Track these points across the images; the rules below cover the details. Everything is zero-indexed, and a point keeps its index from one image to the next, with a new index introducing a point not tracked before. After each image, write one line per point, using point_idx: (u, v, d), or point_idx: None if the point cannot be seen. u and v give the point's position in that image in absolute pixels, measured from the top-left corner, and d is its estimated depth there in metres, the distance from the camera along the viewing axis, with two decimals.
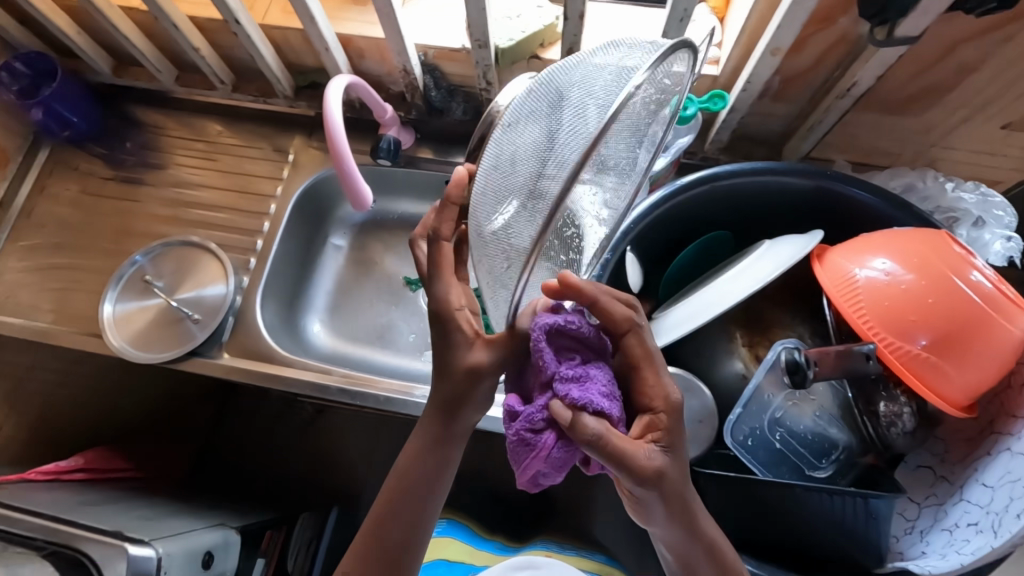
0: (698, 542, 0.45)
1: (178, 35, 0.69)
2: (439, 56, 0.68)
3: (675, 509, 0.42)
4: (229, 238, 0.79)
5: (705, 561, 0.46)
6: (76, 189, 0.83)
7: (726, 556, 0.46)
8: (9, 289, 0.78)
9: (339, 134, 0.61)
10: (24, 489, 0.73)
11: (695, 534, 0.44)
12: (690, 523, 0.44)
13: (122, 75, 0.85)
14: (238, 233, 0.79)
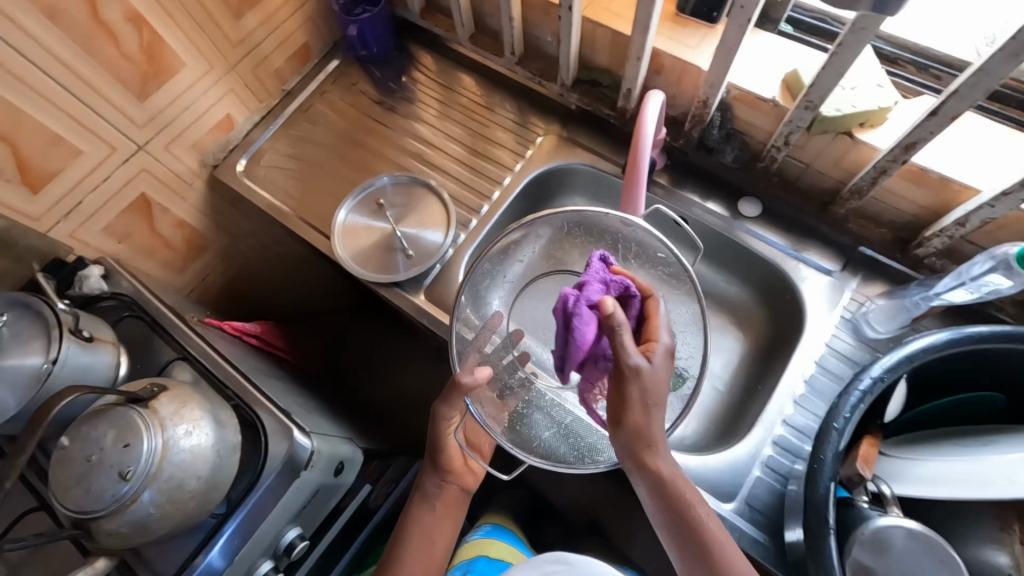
0: (681, 515, 0.53)
1: (505, 3, 0.73)
2: (743, 99, 0.65)
3: (632, 447, 0.53)
4: (458, 193, 0.84)
5: (688, 534, 0.53)
6: (348, 100, 0.93)
7: (710, 539, 0.52)
8: (269, 167, 0.89)
9: (645, 161, 0.59)
10: (221, 335, 0.84)
11: (676, 502, 0.53)
12: (659, 480, 0.53)
13: (426, 19, 0.91)
14: (468, 192, 0.84)
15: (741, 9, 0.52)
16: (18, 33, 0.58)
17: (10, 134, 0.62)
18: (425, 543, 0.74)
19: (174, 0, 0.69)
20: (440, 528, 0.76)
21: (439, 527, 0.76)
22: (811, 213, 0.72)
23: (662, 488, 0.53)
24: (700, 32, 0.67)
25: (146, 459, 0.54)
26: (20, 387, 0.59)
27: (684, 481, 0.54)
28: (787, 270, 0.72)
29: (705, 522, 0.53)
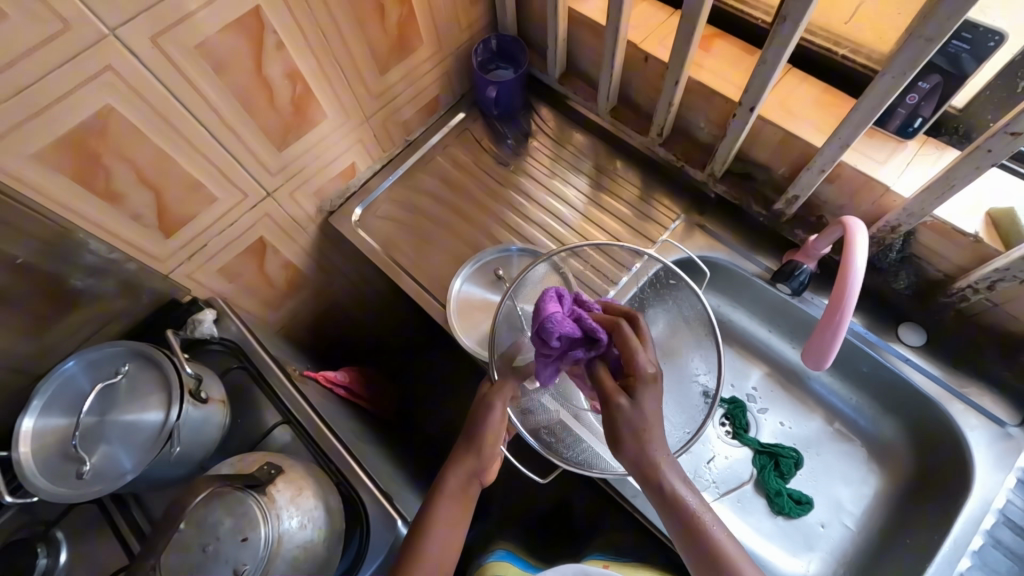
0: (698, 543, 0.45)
1: (670, 88, 0.69)
2: (937, 232, 0.59)
3: (629, 480, 0.48)
4: (581, 272, 0.79)
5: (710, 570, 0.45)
6: (468, 156, 0.90)
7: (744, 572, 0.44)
8: (383, 218, 0.86)
9: (853, 295, 0.53)
10: (315, 389, 0.80)
11: (691, 533, 0.46)
12: (678, 515, 0.46)
13: (562, 82, 0.87)
14: (591, 272, 0.79)
15: (987, 152, 0.46)
16: (187, 88, 0.56)
17: (158, 182, 0.60)
18: (445, 534, 0.54)
19: (331, 56, 0.67)
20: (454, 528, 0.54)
21: (446, 529, 0.54)
22: (986, 354, 0.65)
23: (682, 525, 0.46)
24: (887, 146, 0.62)
25: (261, 554, 0.51)
26: (134, 449, 0.55)
27: (678, 481, 0.46)
28: (950, 411, 0.65)
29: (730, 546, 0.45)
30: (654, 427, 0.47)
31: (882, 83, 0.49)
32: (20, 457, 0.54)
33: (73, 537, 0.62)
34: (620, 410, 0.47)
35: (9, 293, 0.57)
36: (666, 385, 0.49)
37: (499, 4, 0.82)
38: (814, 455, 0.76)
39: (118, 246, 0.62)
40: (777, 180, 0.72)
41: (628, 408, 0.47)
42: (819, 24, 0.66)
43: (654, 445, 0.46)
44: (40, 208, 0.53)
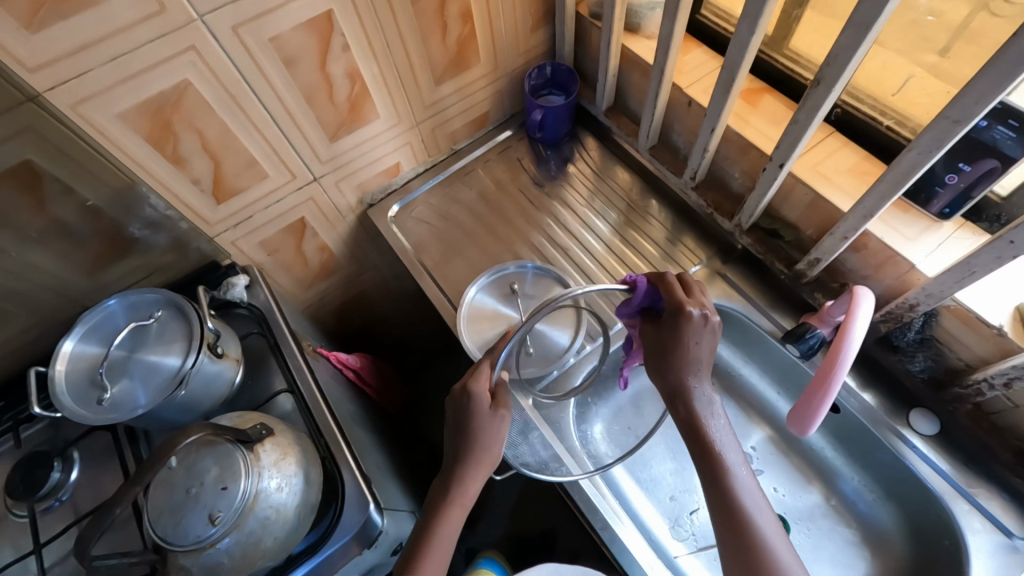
0: (703, 452, 0.53)
1: (706, 134, 0.70)
2: (958, 320, 0.58)
3: (680, 398, 0.55)
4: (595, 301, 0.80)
5: (707, 476, 0.52)
6: (508, 172, 0.94)
7: (729, 488, 0.51)
8: (417, 219, 0.91)
9: (847, 362, 0.56)
10: (326, 367, 0.85)
11: (693, 431, 0.54)
12: (700, 432, 0.53)
13: (609, 115, 0.90)
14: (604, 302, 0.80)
15: (1009, 243, 0.46)
16: (258, 76, 0.63)
17: (219, 154, 0.67)
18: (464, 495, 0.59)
19: (391, 64, 0.73)
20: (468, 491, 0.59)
21: (439, 545, 0.57)
22: (1000, 458, 0.63)
23: (690, 426, 0.54)
24: (919, 224, 0.61)
25: (236, 506, 0.54)
26: (151, 387, 0.60)
27: (703, 394, 0.54)
28: (953, 509, 0.62)
29: (727, 457, 0.52)
30: (694, 340, 0.54)
31: (908, 158, 0.49)
32: (55, 374, 0.60)
33: (87, 460, 0.67)
34: (683, 319, 0.54)
35: (75, 233, 0.64)
36: (702, 322, 0.54)
37: (558, 34, 0.86)
38: (804, 527, 0.74)
39: (175, 205, 0.69)
40: (804, 240, 0.72)
41: (699, 317, 0.54)
42: (866, 92, 0.66)
43: (683, 350, 0.54)
44: (115, 161, 0.60)
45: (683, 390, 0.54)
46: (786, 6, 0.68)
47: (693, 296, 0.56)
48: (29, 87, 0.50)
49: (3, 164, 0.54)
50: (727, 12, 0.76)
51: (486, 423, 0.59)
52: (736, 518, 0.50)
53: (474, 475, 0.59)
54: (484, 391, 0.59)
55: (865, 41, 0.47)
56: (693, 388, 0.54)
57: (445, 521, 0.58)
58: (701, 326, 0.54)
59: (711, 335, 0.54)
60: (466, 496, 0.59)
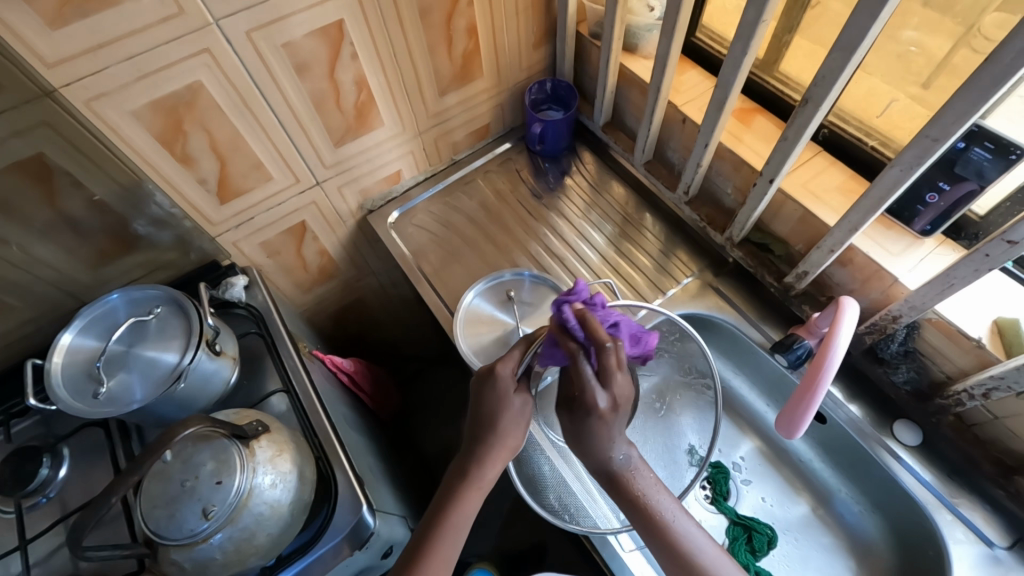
0: (636, 507, 0.52)
1: (700, 150, 0.72)
2: (940, 331, 0.60)
3: (601, 468, 0.52)
4: None
5: (643, 527, 0.52)
6: (506, 183, 0.96)
7: (668, 535, 0.50)
8: (416, 226, 0.92)
9: (831, 370, 0.58)
10: (321, 370, 0.85)
11: (620, 491, 0.52)
12: (629, 490, 0.51)
13: (606, 131, 0.93)
14: None
15: (986, 256, 0.48)
16: (268, 80, 0.65)
17: (226, 155, 0.68)
18: (456, 522, 0.56)
19: (397, 74, 0.75)
20: (462, 517, 0.57)
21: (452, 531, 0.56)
22: (982, 469, 0.64)
23: (613, 483, 0.52)
24: (902, 240, 0.63)
25: (230, 501, 0.54)
26: (148, 382, 0.61)
27: (625, 456, 0.52)
28: (937, 519, 0.64)
29: (658, 507, 0.51)
30: (609, 433, 0.50)
31: (891, 175, 0.52)
32: (52, 366, 0.60)
33: (78, 455, 0.67)
34: (594, 420, 0.50)
35: (79, 227, 0.64)
36: (612, 413, 0.50)
37: (559, 52, 0.89)
38: (793, 537, 0.75)
39: (180, 203, 0.70)
40: (793, 255, 0.74)
41: (608, 416, 0.50)
42: (852, 114, 0.69)
43: (601, 440, 0.50)
44: (124, 157, 0.61)
45: (603, 463, 0.51)
46: (777, 31, 0.72)
47: (610, 370, 0.49)
48: (47, 82, 0.52)
49: (14, 156, 0.55)
50: (721, 35, 0.79)
51: (507, 415, 0.58)
52: (686, 559, 0.50)
53: (471, 503, 0.57)
54: (508, 374, 0.59)
55: (850, 64, 0.50)
56: (613, 458, 0.51)
57: (460, 505, 0.56)
58: (610, 420, 0.50)
59: (620, 424, 0.51)
60: (458, 526, 0.56)
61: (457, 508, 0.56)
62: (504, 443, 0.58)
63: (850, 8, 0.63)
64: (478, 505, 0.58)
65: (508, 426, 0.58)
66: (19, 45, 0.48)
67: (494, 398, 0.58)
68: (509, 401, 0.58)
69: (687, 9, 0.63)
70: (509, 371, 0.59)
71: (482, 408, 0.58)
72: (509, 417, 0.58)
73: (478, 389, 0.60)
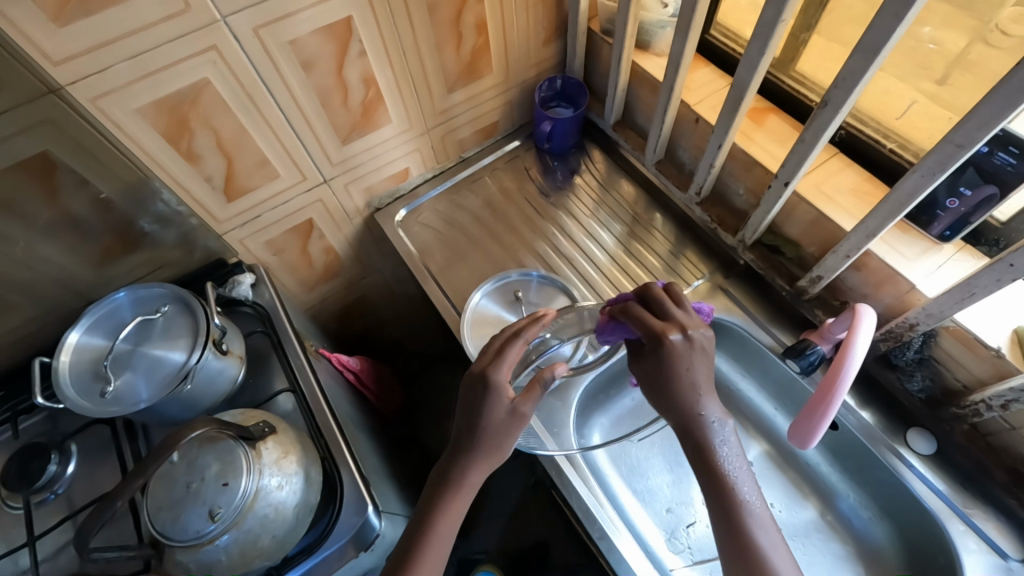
0: (714, 480, 0.51)
1: (713, 151, 0.71)
2: (958, 340, 0.59)
3: (687, 427, 0.52)
4: None
5: (718, 507, 0.51)
6: (514, 181, 0.95)
7: (736, 514, 0.49)
8: (423, 224, 0.91)
9: (847, 380, 0.58)
10: (327, 368, 0.85)
11: (704, 458, 0.52)
12: (710, 456, 0.51)
13: (616, 129, 0.92)
14: None
15: (1010, 266, 0.47)
16: (274, 76, 0.64)
17: (232, 152, 0.68)
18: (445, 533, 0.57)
19: (405, 70, 0.74)
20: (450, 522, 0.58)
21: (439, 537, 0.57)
22: (995, 477, 0.63)
23: (695, 449, 0.52)
24: (920, 245, 0.62)
25: (236, 503, 0.54)
26: (154, 382, 0.60)
27: (712, 421, 0.52)
28: (949, 529, 0.63)
29: (739, 487, 0.51)
30: (689, 374, 0.52)
31: (911, 180, 0.51)
32: (58, 365, 0.60)
33: (85, 452, 0.67)
34: (670, 351, 0.52)
35: (85, 225, 0.64)
36: (688, 344, 0.52)
37: (569, 48, 0.87)
38: (801, 543, 0.74)
39: (186, 201, 0.69)
40: (806, 258, 0.73)
41: (682, 347, 0.52)
42: (870, 115, 0.68)
43: (686, 388, 0.52)
44: (130, 155, 0.61)
45: (693, 421, 0.52)
46: (794, 29, 0.70)
47: (670, 318, 0.54)
48: (52, 80, 0.51)
49: (19, 154, 0.54)
50: (735, 32, 0.77)
51: (495, 423, 0.57)
52: (747, 546, 0.48)
53: (455, 508, 0.58)
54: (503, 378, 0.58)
55: (872, 66, 0.49)
56: (701, 416, 0.52)
57: (445, 512, 0.57)
58: (689, 351, 0.52)
59: (706, 368, 0.52)
60: (446, 531, 0.58)
61: (444, 512, 0.57)
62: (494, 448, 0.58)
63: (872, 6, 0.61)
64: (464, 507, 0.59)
65: (496, 432, 0.57)
66: (24, 43, 0.48)
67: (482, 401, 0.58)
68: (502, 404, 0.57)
69: (703, 7, 0.61)
70: (504, 373, 0.58)
71: (475, 410, 0.58)
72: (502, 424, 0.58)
73: (472, 393, 0.59)
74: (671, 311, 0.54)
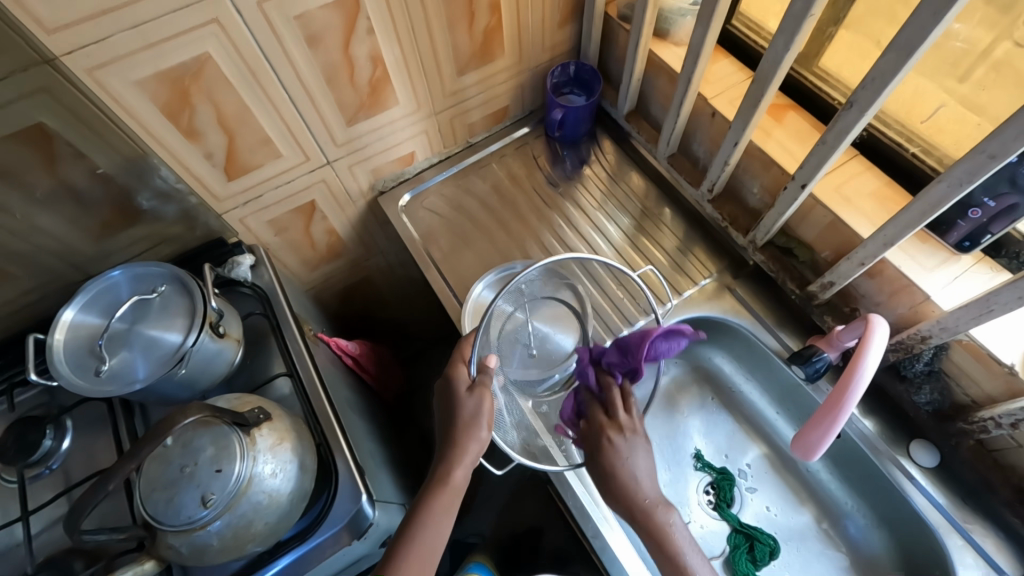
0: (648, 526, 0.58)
1: (729, 147, 0.69)
2: (971, 354, 0.58)
3: (631, 509, 0.58)
4: (601, 303, 0.80)
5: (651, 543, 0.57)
6: (521, 169, 0.93)
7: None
8: (428, 210, 0.90)
9: (854, 395, 0.58)
10: (326, 353, 0.84)
11: (652, 533, 0.57)
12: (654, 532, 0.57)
13: (629, 119, 0.89)
14: (609, 307, 0.79)
15: None
16: (278, 51, 0.61)
17: (234, 130, 0.66)
18: (430, 538, 0.57)
19: (414, 50, 0.72)
20: (437, 522, 0.58)
21: (431, 525, 0.57)
22: (998, 493, 0.63)
23: (642, 525, 0.58)
24: (938, 255, 0.60)
25: (229, 489, 0.54)
26: (149, 362, 0.59)
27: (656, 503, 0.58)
28: (947, 543, 0.62)
29: (683, 546, 0.57)
30: (626, 468, 0.59)
31: (938, 190, 0.49)
32: (53, 342, 0.59)
33: (81, 428, 0.67)
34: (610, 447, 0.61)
35: (81, 198, 0.62)
36: (632, 440, 0.61)
37: (585, 33, 0.84)
38: (796, 547, 0.74)
39: (186, 178, 0.68)
40: (818, 262, 0.71)
41: (620, 444, 0.61)
42: (895, 116, 0.65)
43: (624, 478, 0.59)
44: (128, 129, 0.59)
45: (635, 505, 0.58)
46: (822, 22, 0.67)
47: (614, 414, 0.63)
48: (46, 48, 0.49)
49: (13, 124, 0.53)
50: (759, 23, 0.74)
51: (465, 416, 0.60)
52: None
53: (443, 502, 0.58)
54: (465, 377, 0.62)
55: (904, 67, 0.46)
56: (642, 497, 0.58)
57: (433, 503, 0.58)
58: (633, 444, 0.61)
59: (645, 458, 0.60)
60: (440, 519, 0.58)
61: (432, 507, 0.58)
62: (474, 450, 0.59)
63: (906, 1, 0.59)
64: (454, 507, 0.59)
65: (467, 423, 0.59)
66: (17, 9, 0.46)
67: (451, 401, 0.62)
68: (474, 405, 0.60)
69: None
70: (465, 376, 0.63)
71: (447, 410, 0.62)
72: (477, 425, 0.59)
73: (444, 400, 0.63)
74: (618, 411, 0.63)
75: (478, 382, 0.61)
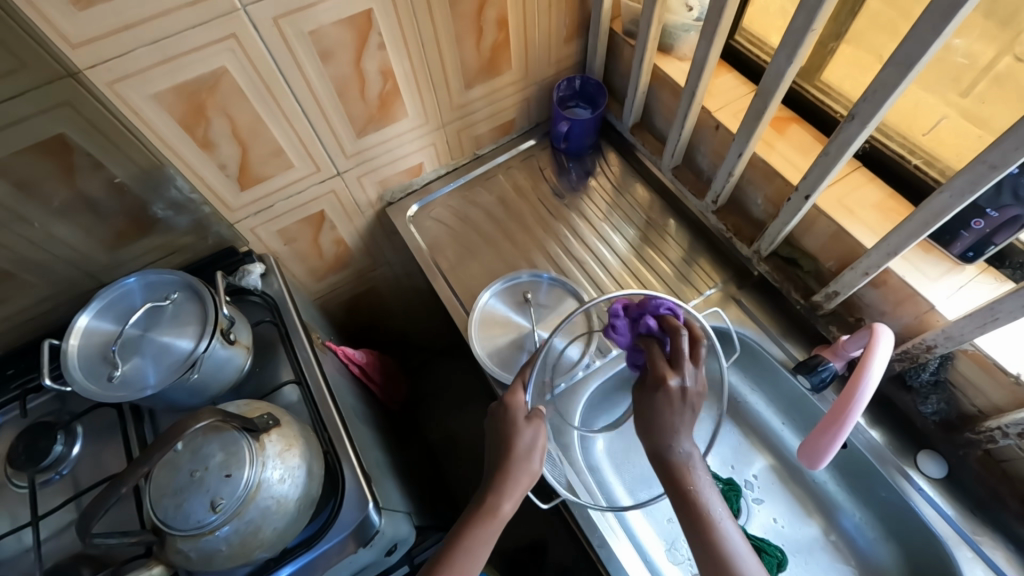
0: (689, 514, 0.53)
1: (732, 159, 0.70)
2: (977, 364, 0.58)
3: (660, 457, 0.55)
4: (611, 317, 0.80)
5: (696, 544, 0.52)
6: (527, 180, 0.94)
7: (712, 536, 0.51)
8: (435, 220, 0.91)
9: (861, 400, 0.58)
10: (333, 362, 0.84)
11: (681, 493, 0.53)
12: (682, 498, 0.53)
13: (634, 132, 0.91)
14: None
15: None
16: (292, 66, 0.63)
17: (248, 141, 0.67)
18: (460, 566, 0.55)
19: (423, 64, 0.73)
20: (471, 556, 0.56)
21: (471, 552, 0.56)
22: (1006, 503, 0.62)
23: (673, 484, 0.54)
24: (942, 265, 0.61)
25: (238, 494, 0.54)
26: (161, 368, 0.60)
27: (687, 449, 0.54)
28: (956, 555, 0.62)
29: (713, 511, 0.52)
30: (674, 417, 0.54)
31: (939, 200, 0.50)
32: (67, 348, 0.60)
33: (91, 434, 0.67)
34: (661, 395, 0.54)
35: (98, 207, 0.64)
36: (680, 394, 0.54)
37: (590, 48, 0.86)
38: (803, 559, 0.73)
39: (200, 188, 0.69)
40: (822, 272, 0.72)
41: (676, 393, 0.54)
42: (896, 129, 0.66)
43: (666, 428, 0.54)
44: (146, 140, 0.61)
45: (665, 452, 0.54)
46: (823, 37, 0.68)
47: (678, 363, 0.55)
48: (70, 62, 0.51)
49: (35, 135, 0.54)
50: (760, 39, 0.76)
51: (521, 446, 0.60)
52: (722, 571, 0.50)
53: (485, 533, 0.57)
54: (522, 404, 0.63)
55: (903, 80, 0.47)
56: (673, 448, 0.54)
57: (477, 532, 0.57)
58: (677, 399, 0.54)
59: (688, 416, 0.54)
60: (479, 550, 0.57)
61: (472, 534, 0.57)
62: (527, 483, 0.59)
63: (906, 15, 0.60)
64: (493, 542, 0.57)
65: (518, 455, 0.59)
66: (44, 25, 0.48)
67: (506, 428, 0.61)
68: (535, 434, 0.61)
69: (730, 13, 0.60)
70: (521, 404, 0.63)
71: (500, 438, 0.62)
72: (530, 459, 0.59)
73: (495, 426, 0.63)
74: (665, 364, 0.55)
75: (534, 412, 0.63)
